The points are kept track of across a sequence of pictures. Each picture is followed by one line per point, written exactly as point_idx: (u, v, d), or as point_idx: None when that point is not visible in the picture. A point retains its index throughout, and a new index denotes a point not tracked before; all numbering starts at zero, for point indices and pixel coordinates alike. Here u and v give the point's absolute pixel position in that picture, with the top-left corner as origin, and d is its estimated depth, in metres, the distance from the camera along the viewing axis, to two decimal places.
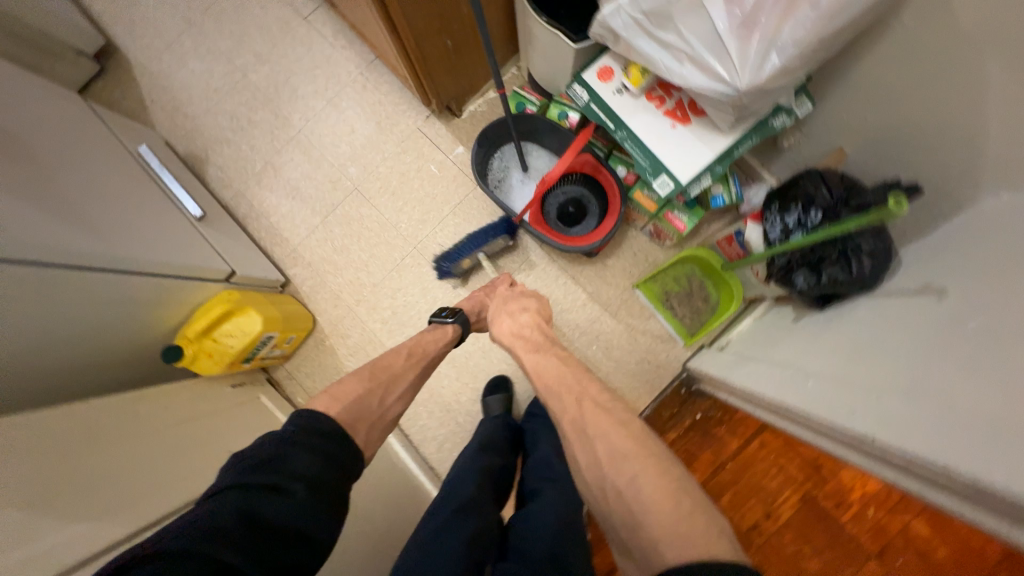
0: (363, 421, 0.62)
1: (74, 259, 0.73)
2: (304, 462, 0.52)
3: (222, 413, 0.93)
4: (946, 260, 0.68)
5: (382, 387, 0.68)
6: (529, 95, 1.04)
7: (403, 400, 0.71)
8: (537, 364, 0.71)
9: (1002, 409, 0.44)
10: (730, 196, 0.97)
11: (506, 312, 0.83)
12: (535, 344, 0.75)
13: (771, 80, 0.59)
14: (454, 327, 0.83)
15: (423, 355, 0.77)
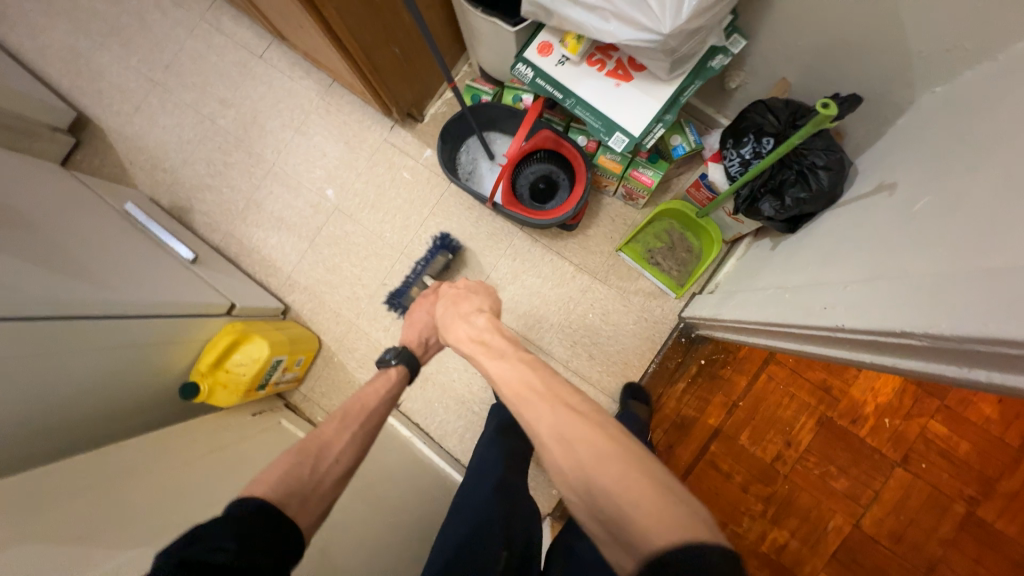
0: (294, 496, 0.55)
1: (82, 312, 0.78)
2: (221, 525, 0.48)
3: (246, 438, 0.97)
4: (895, 158, 0.71)
5: (313, 456, 0.60)
6: (482, 86, 1.10)
7: (350, 461, 0.63)
8: (501, 373, 0.59)
9: (949, 271, 0.47)
10: (690, 144, 1.00)
11: (457, 320, 0.71)
12: (496, 350, 0.62)
13: (692, 21, 0.63)
14: (398, 368, 0.79)
15: (366, 403, 0.70)
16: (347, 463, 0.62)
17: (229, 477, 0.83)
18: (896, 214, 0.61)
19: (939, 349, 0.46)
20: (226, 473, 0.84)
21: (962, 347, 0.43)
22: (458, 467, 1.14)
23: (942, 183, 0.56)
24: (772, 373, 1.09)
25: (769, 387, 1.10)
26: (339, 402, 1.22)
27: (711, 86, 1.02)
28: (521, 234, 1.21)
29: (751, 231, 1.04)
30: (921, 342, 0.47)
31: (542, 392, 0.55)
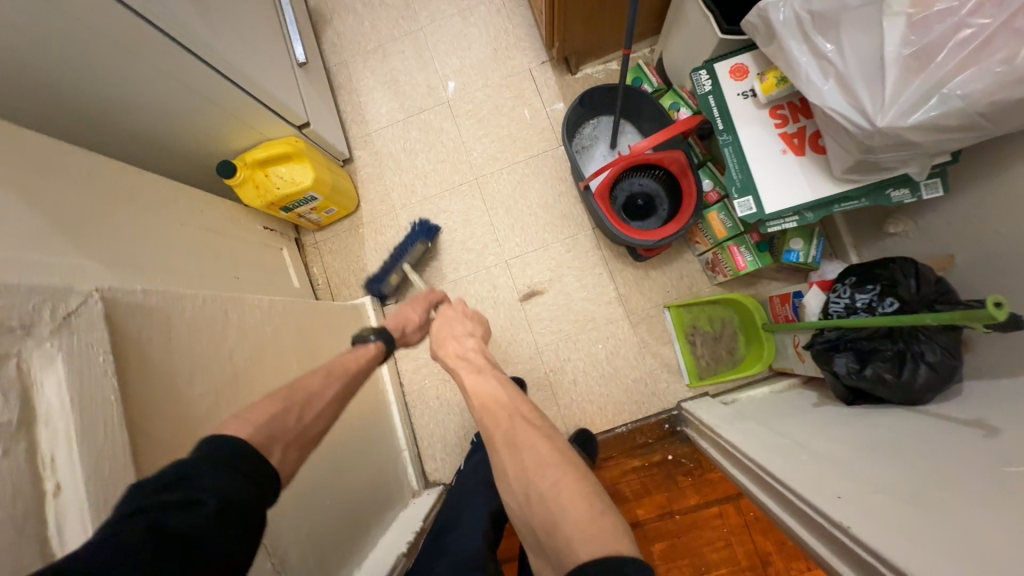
0: (278, 442, 0.50)
1: (192, 44, 0.77)
2: (219, 475, 0.42)
3: (244, 243, 0.98)
4: (1011, 404, 0.60)
5: (299, 406, 0.55)
6: (650, 75, 1.01)
7: (325, 422, 0.58)
8: (474, 385, 0.65)
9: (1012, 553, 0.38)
10: (806, 257, 0.89)
11: (449, 335, 0.75)
12: (473, 366, 0.69)
13: (915, 131, 0.53)
14: (378, 344, 0.72)
15: (346, 368, 0.65)
16: (326, 421, 0.58)
17: (209, 263, 0.83)
18: (978, 460, 0.51)
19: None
20: (209, 259, 0.84)
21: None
22: (397, 391, 1.12)
23: None
24: (724, 511, 1.00)
25: (713, 521, 1.00)
26: (339, 268, 1.21)
27: (871, 218, 0.92)
28: (589, 233, 1.14)
29: (801, 374, 0.93)
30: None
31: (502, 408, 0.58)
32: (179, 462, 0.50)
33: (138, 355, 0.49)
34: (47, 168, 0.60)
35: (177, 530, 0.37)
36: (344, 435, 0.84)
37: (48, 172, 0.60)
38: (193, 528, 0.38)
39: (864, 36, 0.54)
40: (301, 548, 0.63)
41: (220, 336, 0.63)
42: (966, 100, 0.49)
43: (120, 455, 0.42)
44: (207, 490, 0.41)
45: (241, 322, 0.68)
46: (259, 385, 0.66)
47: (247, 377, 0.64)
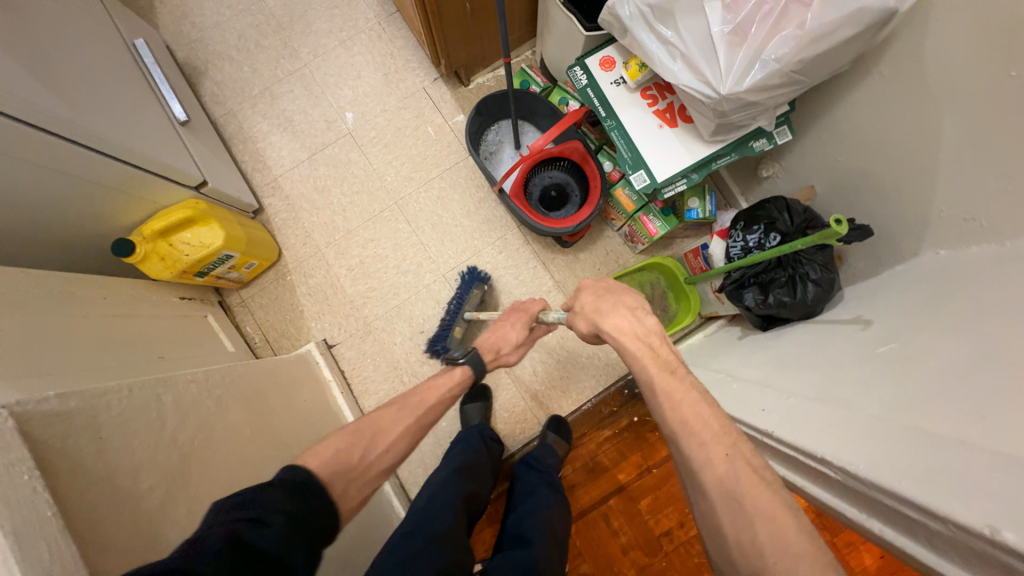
0: (340, 477, 0.57)
1: (54, 125, 0.72)
2: (276, 497, 0.49)
3: (163, 320, 0.92)
4: (877, 298, 0.73)
5: (368, 440, 0.62)
6: (535, 76, 1.08)
7: (395, 452, 0.65)
8: (666, 389, 0.53)
9: (887, 413, 0.47)
10: (704, 212, 1.00)
11: (615, 312, 0.61)
12: (663, 360, 0.56)
13: (751, 93, 0.62)
14: (465, 368, 0.77)
15: (422, 404, 0.70)
16: (394, 456, 0.64)
17: (127, 349, 0.77)
18: (860, 350, 0.62)
19: (850, 487, 0.46)
20: (127, 346, 0.78)
21: (871, 494, 0.43)
22: None
23: (910, 335, 0.57)
24: None
25: None
26: (275, 320, 1.17)
27: (746, 167, 1.05)
28: (516, 231, 1.19)
29: (725, 314, 1.04)
30: (833, 474, 0.48)
31: (716, 438, 0.49)
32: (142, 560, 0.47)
33: (69, 465, 0.46)
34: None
35: (254, 543, 0.45)
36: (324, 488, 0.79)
37: None
38: (267, 540, 0.46)
39: (695, 21, 0.63)
40: None
41: (156, 422, 0.59)
42: (780, 62, 0.59)
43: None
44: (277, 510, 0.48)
45: (178, 402, 0.65)
46: (215, 460, 0.64)
47: (200, 456, 0.62)
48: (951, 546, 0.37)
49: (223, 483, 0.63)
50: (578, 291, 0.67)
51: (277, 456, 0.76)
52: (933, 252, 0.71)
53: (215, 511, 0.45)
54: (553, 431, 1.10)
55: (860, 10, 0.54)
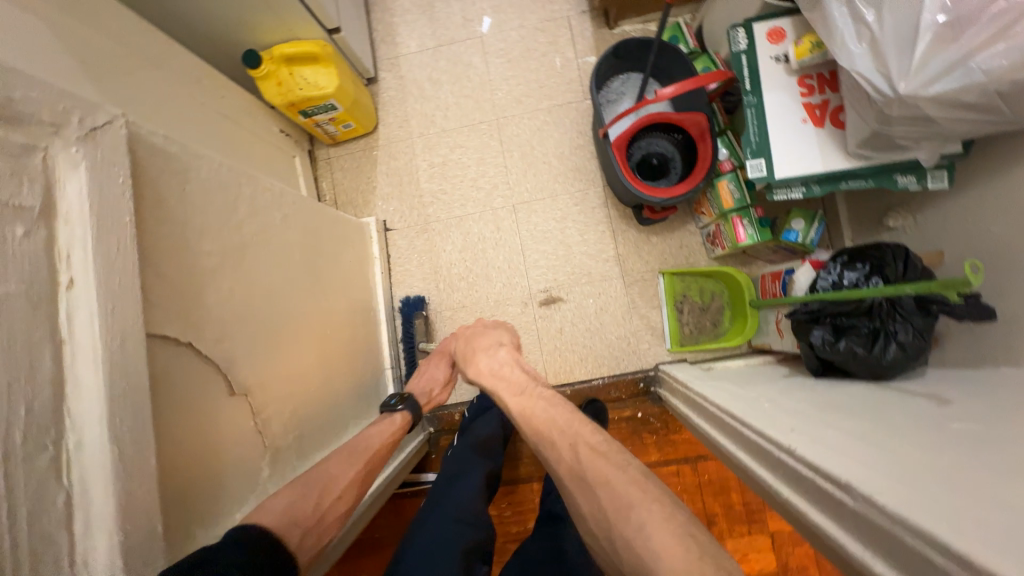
0: (294, 526, 0.55)
1: None
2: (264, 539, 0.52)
3: (263, 140, 0.98)
4: (964, 388, 0.64)
5: (317, 494, 0.60)
6: (687, 35, 0.98)
7: (348, 499, 0.65)
8: (519, 406, 0.66)
9: (946, 470, 0.42)
10: (804, 238, 0.92)
11: (479, 351, 0.80)
12: (513, 386, 0.70)
13: (934, 104, 0.54)
14: (402, 415, 0.83)
15: (368, 449, 0.72)
16: (348, 502, 0.65)
17: (229, 147, 0.83)
18: (926, 420, 0.55)
19: (838, 497, 0.44)
20: (231, 145, 0.84)
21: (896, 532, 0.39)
22: (389, 314, 1.14)
23: (1000, 427, 0.49)
24: (681, 471, 1.07)
25: (669, 478, 1.06)
26: (348, 186, 1.22)
27: (872, 215, 0.95)
28: (599, 189, 1.15)
29: (776, 350, 0.96)
30: (851, 502, 0.42)
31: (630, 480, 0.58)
32: (182, 303, 0.52)
33: (154, 196, 0.50)
34: (85, 9, 0.57)
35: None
36: (334, 396, 0.83)
37: (101, 12, 0.59)
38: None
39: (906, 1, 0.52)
40: (282, 419, 0.67)
41: (230, 203, 0.64)
42: (987, 76, 0.50)
43: (127, 287, 0.43)
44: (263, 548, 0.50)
45: (252, 199, 0.69)
46: (261, 260, 0.68)
47: (251, 249, 0.66)
48: (898, 542, 0.37)
49: (262, 281, 0.67)
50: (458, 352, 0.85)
51: (316, 291, 0.83)
52: None
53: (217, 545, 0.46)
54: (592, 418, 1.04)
55: None
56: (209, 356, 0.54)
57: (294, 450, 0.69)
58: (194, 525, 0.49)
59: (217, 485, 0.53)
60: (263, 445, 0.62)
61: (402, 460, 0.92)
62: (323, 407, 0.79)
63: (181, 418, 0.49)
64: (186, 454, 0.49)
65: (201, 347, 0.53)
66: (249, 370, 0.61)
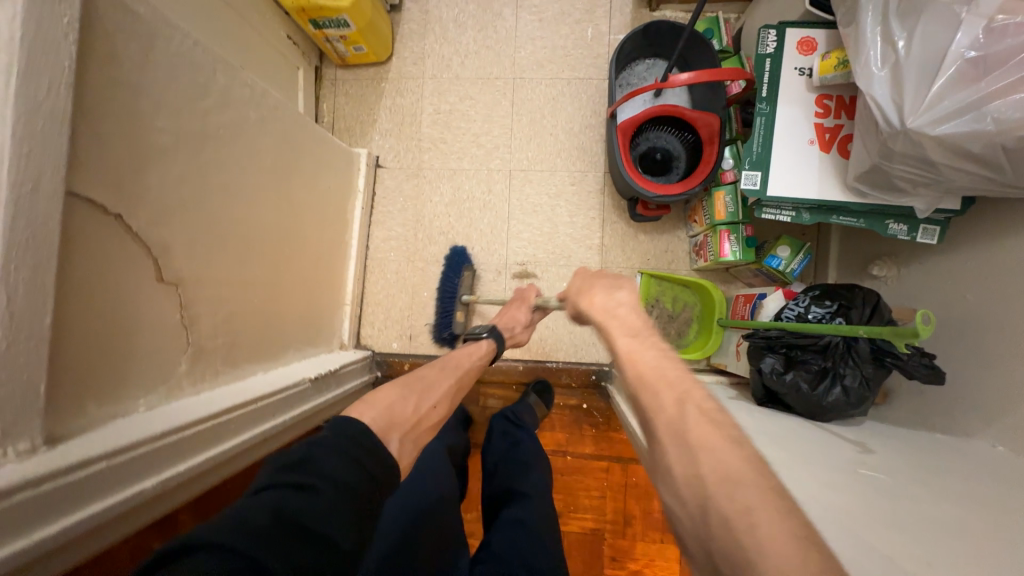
0: (393, 426, 0.58)
1: None
2: (330, 463, 0.45)
3: (266, 42, 0.93)
4: (893, 443, 0.63)
5: (416, 395, 0.65)
6: (723, 32, 0.94)
7: (444, 405, 0.69)
8: (627, 348, 0.50)
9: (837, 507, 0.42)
10: (785, 266, 0.90)
11: (596, 285, 0.61)
12: (629, 327, 0.53)
13: (938, 147, 0.52)
14: (488, 342, 0.84)
15: (459, 367, 0.77)
16: (439, 412, 0.68)
17: (221, 36, 0.78)
18: (840, 463, 0.55)
19: None
20: (224, 34, 0.79)
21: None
22: (360, 251, 1.12)
23: (909, 487, 0.49)
24: (610, 468, 1.06)
25: (596, 472, 1.06)
26: (348, 112, 1.17)
27: (859, 260, 0.93)
28: (599, 175, 1.12)
29: (731, 372, 0.96)
30: None
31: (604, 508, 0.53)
32: (117, 174, 0.49)
33: (108, 55, 0.47)
34: None
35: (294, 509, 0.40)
36: (278, 314, 0.82)
37: None
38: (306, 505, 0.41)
39: (938, 31, 0.49)
40: (213, 321, 0.66)
41: (200, 88, 0.61)
42: (997, 127, 0.47)
43: (52, 137, 0.41)
44: (330, 476, 0.44)
45: (227, 91, 0.66)
46: (224, 156, 0.65)
47: (216, 142, 0.64)
48: None
49: (221, 179, 0.65)
50: (570, 279, 0.68)
51: (282, 207, 0.81)
52: (989, 444, 0.60)
53: (272, 475, 0.43)
54: (536, 394, 1.05)
55: None
56: (139, 235, 0.53)
57: (222, 353, 0.69)
58: (85, 396, 0.48)
59: (122, 365, 0.52)
60: (187, 340, 0.61)
61: (334, 394, 0.92)
62: (263, 322, 0.78)
63: (95, 290, 0.48)
64: (92, 324, 0.48)
65: (132, 224, 0.51)
66: (184, 263, 0.60)
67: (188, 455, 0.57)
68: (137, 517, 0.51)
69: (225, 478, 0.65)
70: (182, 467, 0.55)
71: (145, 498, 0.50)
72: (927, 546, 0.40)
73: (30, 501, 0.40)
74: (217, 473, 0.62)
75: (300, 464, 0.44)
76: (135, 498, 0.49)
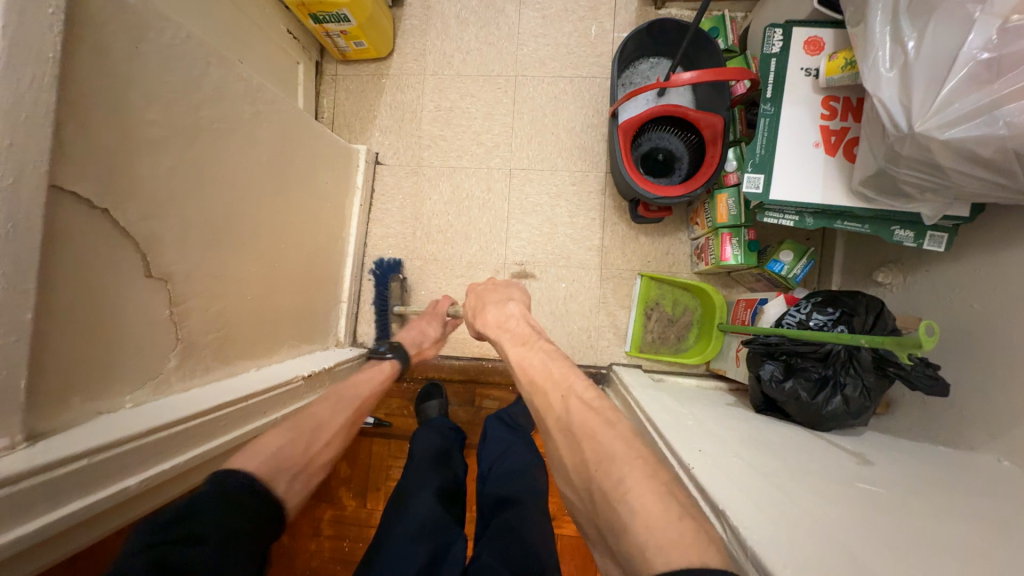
0: (280, 472, 0.52)
1: None
2: (221, 511, 0.44)
3: (265, 36, 0.93)
4: (895, 455, 0.62)
5: (308, 435, 0.58)
6: (729, 31, 0.92)
7: (334, 447, 0.62)
8: (520, 358, 0.58)
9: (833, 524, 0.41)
10: (788, 272, 0.88)
11: (489, 304, 0.71)
12: (519, 336, 0.62)
13: (947, 152, 0.50)
14: (391, 363, 0.83)
15: (356, 397, 0.71)
16: (336, 448, 0.62)
17: (218, 29, 0.78)
18: (837, 474, 0.54)
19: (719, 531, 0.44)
20: (221, 27, 0.79)
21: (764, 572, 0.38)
22: (358, 248, 1.11)
23: (908, 502, 0.48)
24: None
25: None
26: (349, 108, 1.16)
27: (864, 266, 0.91)
28: (600, 175, 1.11)
29: (730, 378, 0.94)
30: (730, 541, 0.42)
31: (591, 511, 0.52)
32: (105, 167, 0.48)
33: (96, 47, 0.46)
34: None
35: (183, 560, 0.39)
36: (272, 310, 0.81)
37: None
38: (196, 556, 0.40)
39: (948, 32, 0.47)
40: (204, 317, 0.65)
41: (193, 81, 0.60)
42: (1009, 131, 0.46)
43: (36, 130, 0.40)
44: (219, 524, 0.43)
45: (221, 84, 0.65)
46: (217, 149, 0.64)
47: (208, 136, 0.63)
48: None
49: (213, 173, 0.64)
50: (467, 305, 0.77)
51: (277, 202, 0.79)
52: (993, 459, 0.58)
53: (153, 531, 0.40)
54: None
55: None
56: (126, 230, 0.52)
57: (212, 350, 0.68)
58: (69, 390, 0.48)
59: (107, 360, 0.51)
60: (176, 336, 0.61)
61: (328, 392, 0.91)
62: (257, 319, 0.78)
63: (80, 284, 0.47)
64: (76, 319, 0.47)
65: (119, 218, 0.51)
66: (175, 257, 0.59)
67: (172, 454, 0.56)
68: (121, 513, 0.51)
69: (210, 477, 0.64)
70: (167, 465, 0.54)
71: (128, 495, 0.50)
72: (925, 566, 0.38)
73: (6, 500, 0.39)
74: (203, 472, 0.61)
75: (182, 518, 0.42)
76: (118, 496, 0.48)
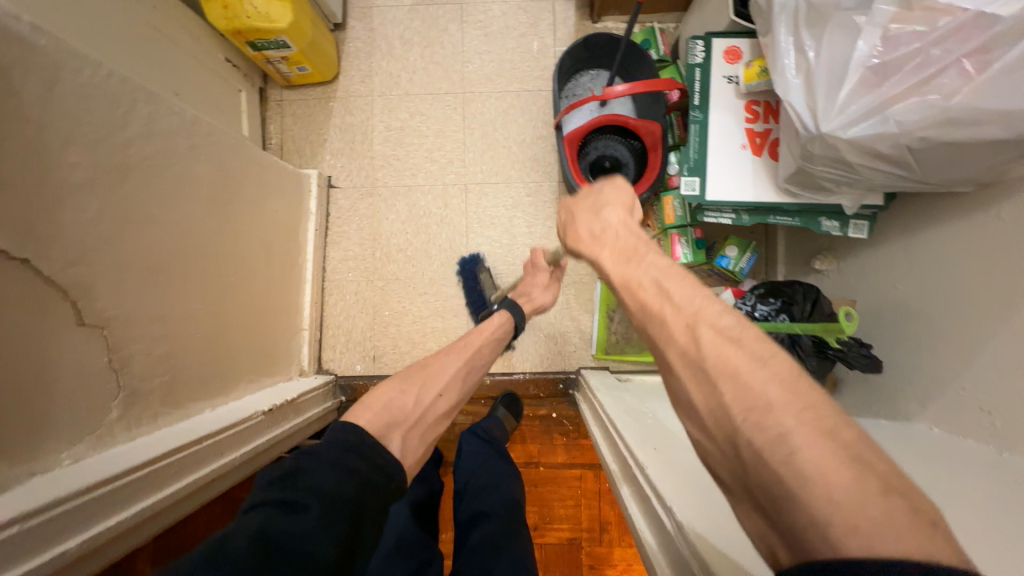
0: (397, 424, 0.57)
1: None
2: (321, 474, 0.43)
3: (200, 66, 0.91)
4: None
5: (417, 388, 0.64)
6: (660, 43, 0.97)
7: (446, 398, 0.67)
8: (620, 275, 0.48)
9: None
10: (735, 265, 0.92)
11: (580, 213, 0.62)
12: (620, 249, 0.52)
13: (852, 150, 0.55)
14: (500, 312, 0.83)
15: (472, 345, 0.76)
16: (450, 399, 0.67)
17: (145, 64, 0.76)
18: None
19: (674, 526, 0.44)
20: (147, 61, 0.76)
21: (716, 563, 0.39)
22: (316, 273, 1.10)
23: None
24: (583, 475, 1.05)
25: (570, 481, 1.05)
26: (296, 133, 1.15)
27: (803, 254, 0.97)
28: (554, 185, 1.13)
29: None
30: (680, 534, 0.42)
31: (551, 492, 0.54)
32: (21, 216, 0.46)
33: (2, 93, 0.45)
34: None
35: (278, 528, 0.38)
36: (224, 347, 0.79)
37: None
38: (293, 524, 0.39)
39: (842, 40, 0.52)
40: (148, 360, 0.63)
41: (118, 120, 0.58)
42: (900, 128, 0.50)
43: None
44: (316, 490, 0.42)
45: (150, 120, 0.63)
46: (151, 187, 0.63)
47: (140, 174, 0.61)
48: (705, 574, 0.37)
49: (148, 211, 0.62)
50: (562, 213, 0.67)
51: (223, 235, 0.78)
52: (926, 427, 0.63)
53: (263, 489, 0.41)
54: (505, 407, 1.05)
55: (1020, 112, 0.44)
56: (53, 279, 0.50)
57: (160, 394, 0.65)
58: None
59: (39, 418, 0.49)
60: (118, 384, 0.58)
61: (293, 424, 0.89)
62: (208, 357, 0.75)
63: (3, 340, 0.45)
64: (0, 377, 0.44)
65: (43, 267, 0.49)
66: (110, 302, 0.56)
67: (121, 508, 0.53)
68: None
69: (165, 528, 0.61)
70: (114, 521, 0.52)
71: (69, 559, 0.47)
72: None
73: None
74: (157, 525, 0.58)
75: (291, 477, 0.42)
76: (56, 561, 0.45)
